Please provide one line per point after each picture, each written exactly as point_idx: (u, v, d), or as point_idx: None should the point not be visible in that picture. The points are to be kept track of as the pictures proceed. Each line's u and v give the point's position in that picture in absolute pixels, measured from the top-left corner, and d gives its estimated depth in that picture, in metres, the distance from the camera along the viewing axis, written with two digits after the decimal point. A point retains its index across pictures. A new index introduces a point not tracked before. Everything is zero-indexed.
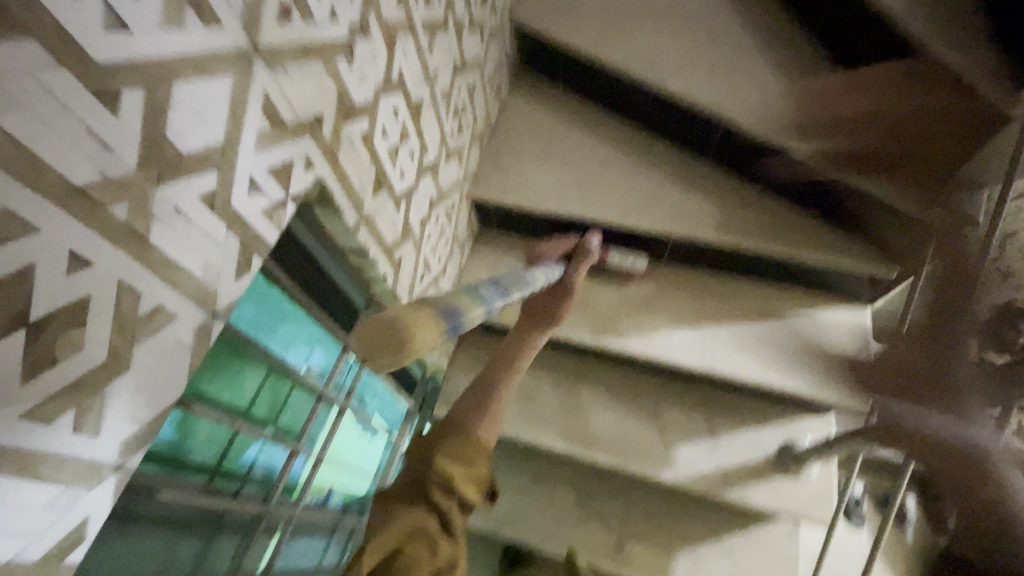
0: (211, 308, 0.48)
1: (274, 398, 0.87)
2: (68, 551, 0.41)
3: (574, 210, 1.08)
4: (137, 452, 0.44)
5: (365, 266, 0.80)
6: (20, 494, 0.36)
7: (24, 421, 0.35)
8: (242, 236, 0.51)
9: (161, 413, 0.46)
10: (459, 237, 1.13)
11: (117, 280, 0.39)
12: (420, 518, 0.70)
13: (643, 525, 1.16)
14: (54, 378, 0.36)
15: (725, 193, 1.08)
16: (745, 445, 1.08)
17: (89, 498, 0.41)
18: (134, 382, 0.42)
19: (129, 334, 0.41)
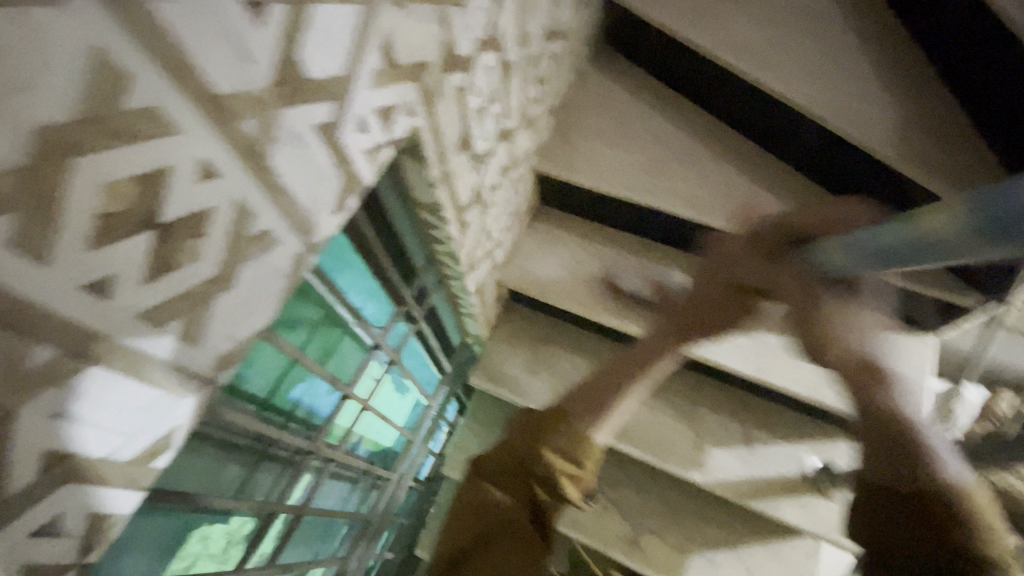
0: (308, 240, 0.48)
1: (324, 341, 0.87)
2: (156, 456, 0.41)
3: (643, 196, 1.05)
4: (226, 369, 0.45)
5: (437, 223, 0.79)
6: (124, 392, 0.36)
7: (138, 323, 0.35)
8: (345, 172, 0.50)
9: (251, 336, 0.46)
10: (519, 209, 1.12)
11: (237, 198, 0.39)
12: (514, 508, 0.65)
13: (661, 521, 1.16)
14: (170, 284, 0.37)
15: (801, 199, 1.04)
16: (783, 459, 1.07)
17: (181, 408, 0.41)
18: (235, 301, 0.42)
19: (237, 253, 0.41)
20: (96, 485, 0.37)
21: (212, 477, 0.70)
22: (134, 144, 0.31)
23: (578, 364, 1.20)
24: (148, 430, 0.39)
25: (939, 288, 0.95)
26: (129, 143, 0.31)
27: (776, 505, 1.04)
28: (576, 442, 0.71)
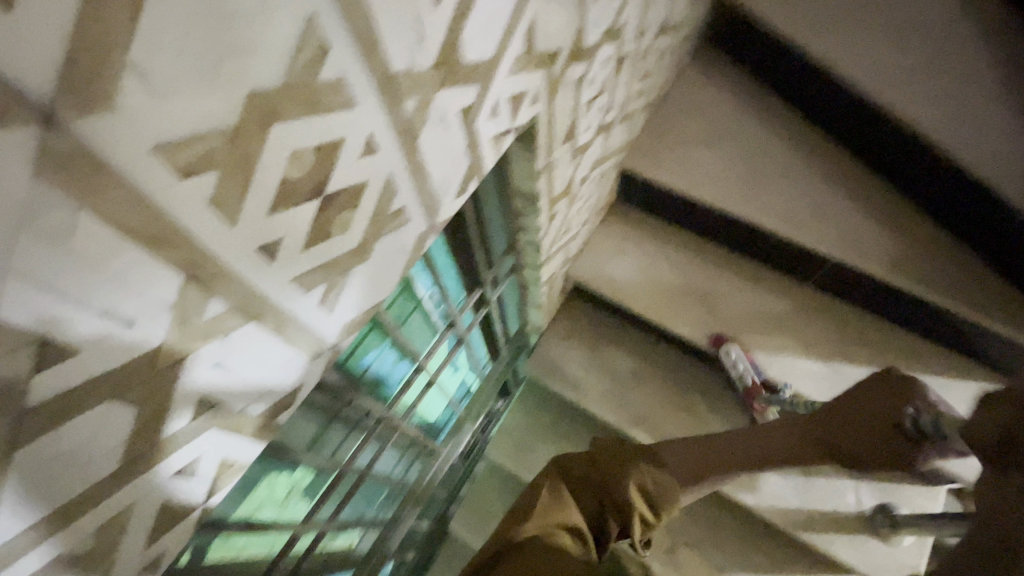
0: (431, 220, 0.49)
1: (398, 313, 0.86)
2: (278, 413, 0.43)
3: (732, 206, 1.02)
4: (346, 338, 0.46)
5: (528, 212, 0.79)
6: (268, 350, 0.38)
7: (290, 285, 0.37)
8: (472, 156, 0.50)
9: (371, 308, 0.47)
10: (599, 205, 1.10)
11: (387, 173, 0.40)
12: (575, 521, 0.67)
13: (700, 537, 1.15)
14: (321, 252, 0.38)
15: (901, 230, 0.99)
16: (837, 493, 1.03)
17: (307, 370, 0.43)
18: (368, 273, 0.43)
19: (377, 227, 0.42)
20: (230, 433, 0.39)
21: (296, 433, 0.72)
22: (320, 115, 0.32)
23: (636, 368, 1.18)
24: (279, 388, 0.41)
25: None
26: (317, 114, 0.31)
27: (830, 541, 1.00)
28: (663, 488, 0.73)
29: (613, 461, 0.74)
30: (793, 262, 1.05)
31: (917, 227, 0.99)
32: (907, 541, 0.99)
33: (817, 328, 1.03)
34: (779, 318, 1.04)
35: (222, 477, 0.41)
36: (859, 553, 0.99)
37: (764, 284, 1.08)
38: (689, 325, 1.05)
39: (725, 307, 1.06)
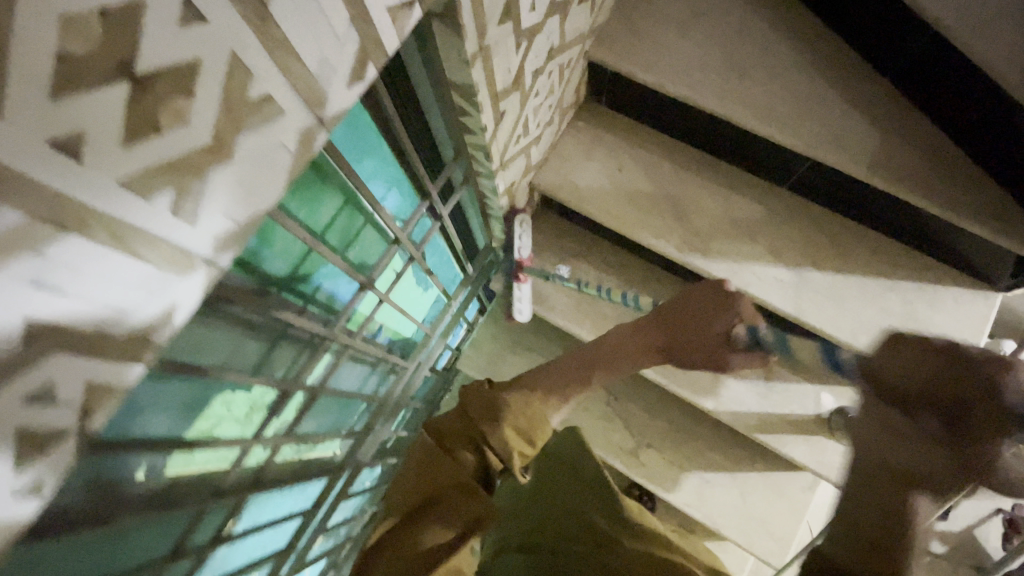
0: (319, 114, 0.42)
1: (345, 231, 0.84)
2: (156, 334, 0.39)
3: (708, 100, 0.92)
4: (228, 252, 0.41)
5: (469, 111, 0.71)
6: (113, 264, 0.34)
7: (120, 190, 0.32)
8: (364, 34, 0.42)
9: (256, 218, 0.42)
10: (564, 104, 1.00)
11: (230, 51, 0.33)
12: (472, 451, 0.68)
13: (664, 439, 1.19)
14: (158, 150, 0.32)
15: (888, 123, 0.91)
16: (800, 399, 1.03)
17: (180, 286, 0.39)
18: (234, 177, 0.38)
19: (234, 120, 0.36)
20: (92, 357, 0.36)
21: (226, 348, 0.70)
22: None
23: (604, 280, 1.15)
24: (144, 308, 0.37)
25: None
26: None
27: (784, 442, 1.04)
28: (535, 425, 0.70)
29: (481, 404, 0.69)
30: (768, 163, 1.00)
31: (907, 122, 0.91)
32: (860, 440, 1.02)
33: (790, 235, 0.99)
34: (751, 223, 1.00)
35: (100, 402, 0.38)
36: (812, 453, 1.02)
37: (739, 190, 1.02)
38: (658, 235, 1.01)
39: (696, 214, 1.01)
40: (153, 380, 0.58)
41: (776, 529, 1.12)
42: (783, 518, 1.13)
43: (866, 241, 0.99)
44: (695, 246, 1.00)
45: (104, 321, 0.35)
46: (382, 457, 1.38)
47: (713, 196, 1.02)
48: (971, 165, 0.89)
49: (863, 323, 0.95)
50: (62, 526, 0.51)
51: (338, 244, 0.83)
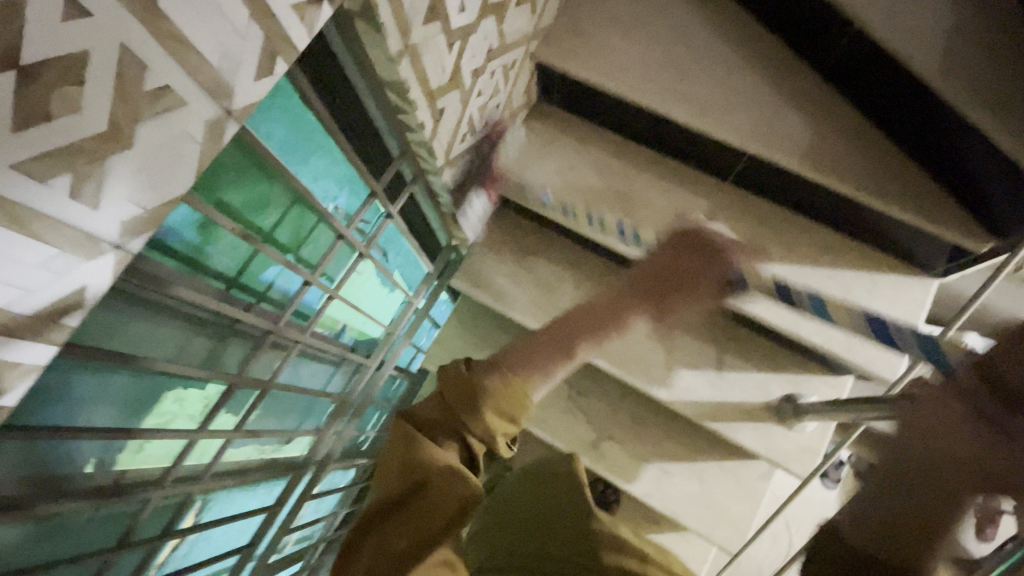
0: (226, 105, 0.45)
1: (297, 229, 0.86)
2: (65, 314, 0.41)
3: (649, 97, 0.95)
4: (139, 236, 0.43)
5: (404, 108, 0.73)
6: (14, 245, 0.35)
7: (16, 174, 0.33)
8: (268, 30, 0.45)
9: (166, 204, 0.44)
10: (512, 104, 1.04)
11: (121, 44, 0.35)
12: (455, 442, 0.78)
13: (625, 430, 1.21)
14: (51, 136, 0.34)
15: (823, 117, 0.95)
16: (751, 388, 1.07)
17: (88, 269, 0.40)
18: (138, 164, 0.40)
19: (131, 108, 0.38)
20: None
21: (171, 343, 0.72)
22: None
23: (561, 276, 1.18)
24: (51, 291, 0.39)
25: (958, 234, 0.87)
26: None
27: (735, 429, 1.05)
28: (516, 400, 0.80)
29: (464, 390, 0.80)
30: (714, 157, 1.04)
31: (840, 116, 0.95)
32: (809, 425, 1.05)
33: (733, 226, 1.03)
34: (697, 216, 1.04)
35: (7, 383, 0.40)
36: (763, 439, 1.05)
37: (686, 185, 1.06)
38: (608, 231, 1.04)
39: (643, 209, 1.05)
40: (83, 366, 0.60)
41: (734, 518, 1.14)
42: (741, 506, 1.15)
43: (807, 231, 1.02)
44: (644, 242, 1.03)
45: (8, 300, 0.36)
46: (351, 457, 1.39)
47: (660, 191, 1.06)
48: (902, 156, 0.93)
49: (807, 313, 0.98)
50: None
51: (289, 242, 0.86)
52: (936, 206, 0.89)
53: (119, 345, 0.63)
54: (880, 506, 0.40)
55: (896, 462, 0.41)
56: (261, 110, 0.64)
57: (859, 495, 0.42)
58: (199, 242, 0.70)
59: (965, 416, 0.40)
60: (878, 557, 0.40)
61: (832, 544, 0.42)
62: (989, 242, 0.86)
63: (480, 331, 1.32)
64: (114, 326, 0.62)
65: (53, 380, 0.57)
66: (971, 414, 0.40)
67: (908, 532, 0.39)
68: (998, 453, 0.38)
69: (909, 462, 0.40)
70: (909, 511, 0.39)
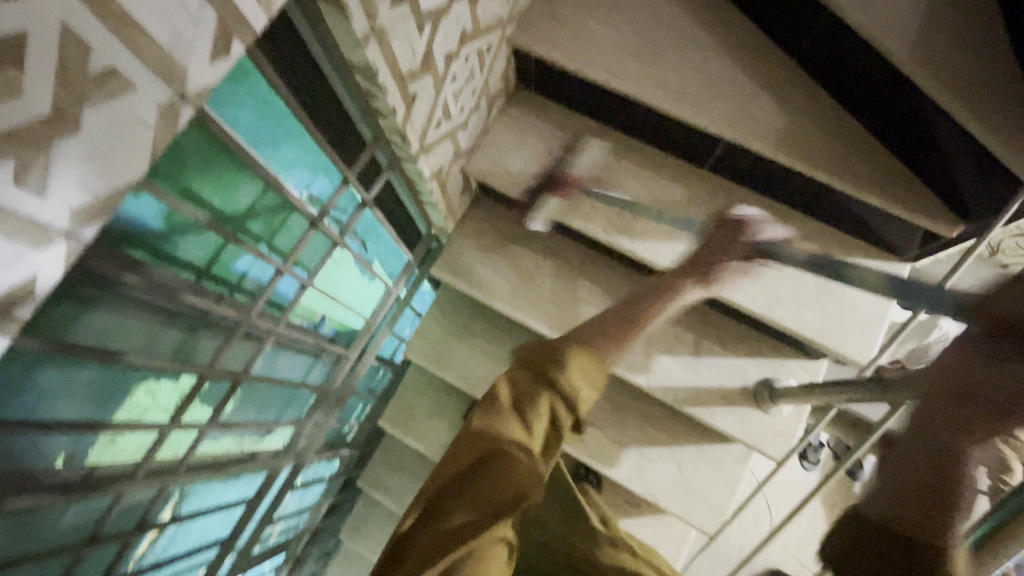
0: (179, 88, 0.43)
1: (270, 218, 0.84)
2: (18, 304, 0.40)
3: (626, 83, 0.95)
4: (92, 225, 0.42)
5: (375, 93, 0.72)
6: None
7: None
8: (222, 10, 0.43)
9: (119, 191, 0.43)
10: (489, 90, 1.02)
11: (59, 23, 0.34)
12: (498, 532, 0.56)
13: (606, 417, 1.22)
14: None
15: (798, 102, 0.95)
16: (727, 372, 1.09)
17: (37, 257, 0.39)
18: (86, 150, 0.39)
19: (75, 90, 0.37)
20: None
21: (140, 335, 0.71)
22: None
23: (541, 263, 1.17)
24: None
25: (928, 218, 0.88)
26: None
27: (712, 413, 1.06)
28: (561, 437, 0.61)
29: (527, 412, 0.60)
30: (692, 143, 1.04)
31: (814, 101, 0.96)
32: (785, 408, 1.06)
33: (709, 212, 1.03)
34: (674, 202, 1.04)
35: None
36: (740, 424, 1.06)
37: (663, 172, 1.06)
38: (586, 218, 1.04)
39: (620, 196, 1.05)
40: (45, 359, 0.59)
41: (712, 500, 1.16)
42: (718, 488, 1.17)
43: (782, 217, 1.03)
44: (622, 229, 1.04)
45: None
46: (334, 448, 1.38)
47: (638, 179, 1.05)
48: (875, 141, 0.93)
49: (783, 296, 0.98)
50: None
51: (262, 231, 0.84)
52: (907, 191, 0.90)
53: (84, 338, 0.62)
54: (900, 488, 0.39)
55: (912, 430, 0.39)
56: (223, 95, 0.63)
57: (890, 468, 0.40)
58: (166, 232, 0.68)
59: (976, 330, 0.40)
60: (901, 528, 0.38)
61: (861, 530, 0.40)
62: (958, 226, 0.87)
63: (460, 320, 1.31)
64: (78, 318, 0.61)
65: (14, 374, 0.56)
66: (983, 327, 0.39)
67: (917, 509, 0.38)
68: (1008, 371, 0.37)
69: (926, 453, 0.38)
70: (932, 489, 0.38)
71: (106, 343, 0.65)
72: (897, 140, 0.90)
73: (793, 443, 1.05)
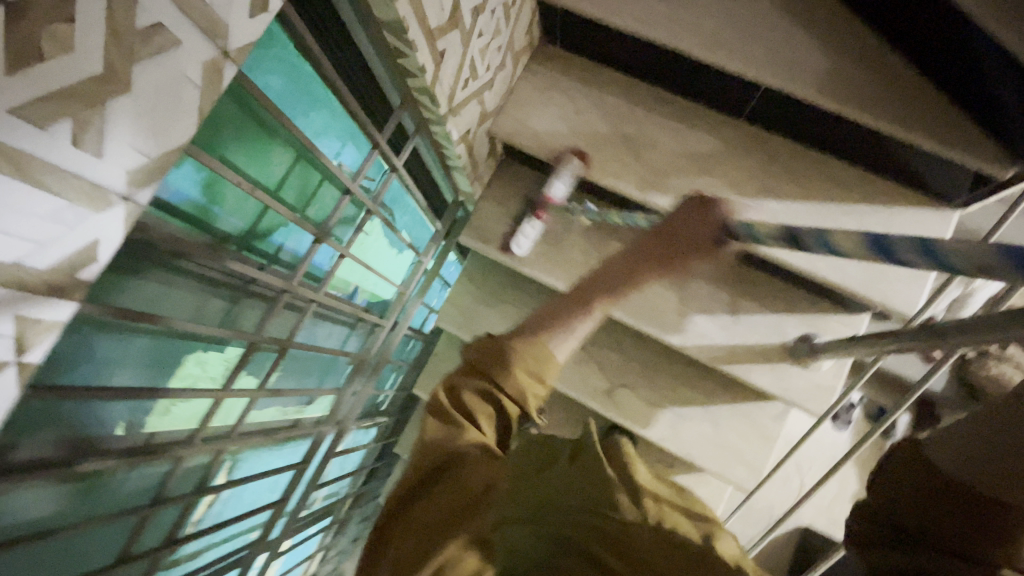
0: (221, 44, 0.43)
1: (302, 187, 0.84)
2: (81, 268, 0.40)
3: (657, 30, 0.91)
4: (147, 188, 0.42)
5: (404, 51, 0.70)
6: (21, 196, 0.34)
7: (15, 121, 0.32)
8: None
9: (170, 153, 0.43)
10: (514, 47, 0.99)
11: None
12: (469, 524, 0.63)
13: (639, 378, 1.22)
14: (45, 77, 0.33)
15: (842, 41, 0.90)
16: (765, 329, 1.07)
17: (97, 220, 0.39)
18: (136, 110, 0.39)
19: (124, 47, 0.36)
20: (12, 292, 0.36)
21: (189, 304, 0.72)
22: None
23: (571, 226, 1.16)
24: (64, 241, 0.38)
25: (979, 160, 0.84)
26: None
27: (750, 370, 1.06)
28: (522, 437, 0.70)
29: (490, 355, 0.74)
30: (728, 91, 1.00)
31: (859, 41, 0.91)
32: (825, 363, 1.05)
33: (745, 166, 1.00)
34: (709, 156, 1.01)
35: (32, 337, 0.39)
36: (780, 380, 1.05)
37: (695, 125, 1.03)
38: (617, 175, 1.02)
39: (653, 151, 1.02)
40: (104, 328, 0.61)
41: (748, 458, 1.16)
42: (754, 446, 1.17)
43: (822, 166, 0.99)
44: (655, 184, 1.01)
45: (21, 254, 0.36)
46: (371, 416, 1.42)
47: (669, 132, 1.02)
48: (924, 82, 0.88)
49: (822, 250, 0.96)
50: (33, 466, 0.55)
51: (296, 200, 0.84)
52: (960, 132, 0.85)
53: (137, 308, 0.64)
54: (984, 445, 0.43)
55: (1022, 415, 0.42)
56: (255, 59, 0.62)
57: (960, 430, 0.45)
58: (205, 202, 0.69)
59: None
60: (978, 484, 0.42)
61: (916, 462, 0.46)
62: (1014, 167, 0.83)
63: (490, 287, 1.31)
64: (134, 287, 0.62)
65: (74, 343, 0.58)
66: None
67: (1000, 473, 0.42)
68: None
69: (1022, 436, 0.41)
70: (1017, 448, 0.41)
71: (157, 312, 0.66)
72: (945, 77, 0.86)
73: (833, 400, 1.04)
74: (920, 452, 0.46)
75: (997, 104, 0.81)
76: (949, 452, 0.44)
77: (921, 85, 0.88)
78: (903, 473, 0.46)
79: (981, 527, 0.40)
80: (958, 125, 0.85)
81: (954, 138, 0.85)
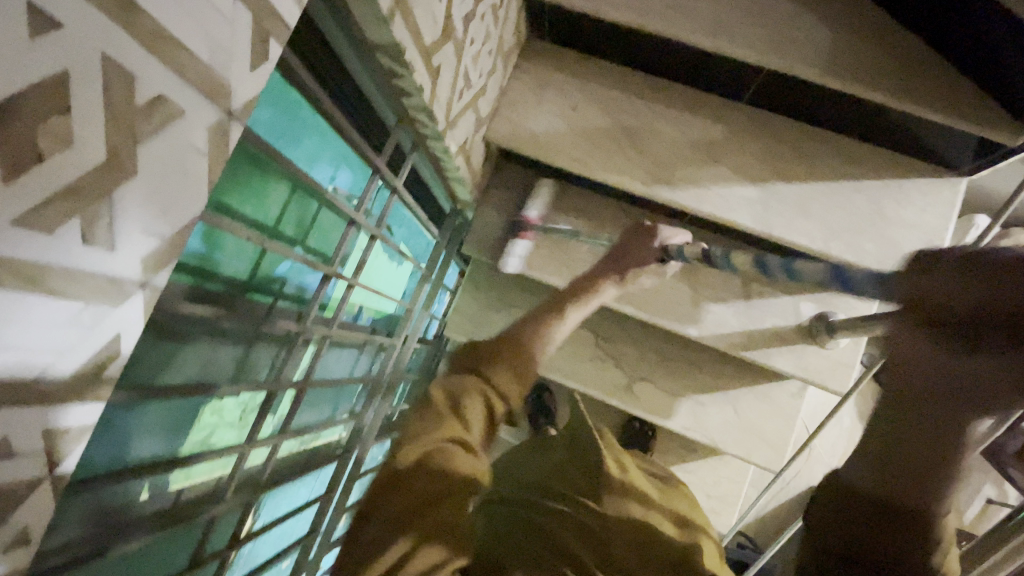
0: (224, 105, 0.39)
1: (300, 218, 0.80)
2: (106, 366, 0.37)
3: (653, 20, 0.88)
4: (163, 269, 0.39)
5: (400, 72, 0.66)
6: (37, 309, 0.31)
7: (19, 232, 0.29)
8: (252, 6, 0.38)
9: (183, 229, 0.39)
10: (504, 47, 0.95)
11: (100, 55, 0.30)
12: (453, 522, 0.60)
13: (656, 369, 1.22)
14: (48, 178, 0.29)
15: (842, 15, 0.88)
16: (780, 311, 1.07)
17: (117, 315, 0.36)
18: (145, 193, 0.35)
19: (126, 128, 0.33)
20: (39, 408, 0.33)
21: (202, 361, 0.69)
22: None
23: (576, 226, 1.13)
24: (87, 343, 0.35)
25: (989, 130, 0.84)
26: None
27: (769, 354, 1.06)
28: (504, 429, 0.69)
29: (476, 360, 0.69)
30: (727, 75, 0.98)
31: (858, 12, 0.88)
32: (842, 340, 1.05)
33: (750, 150, 0.99)
34: (713, 143, 1.00)
35: (63, 446, 0.36)
36: (798, 361, 1.06)
37: (696, 112, 1.01)
38: (621, 172, 0.99)
39: (656, 144, 1.00)
40: (128, 407, 0.57)
41: (771, 437, 1.17)
42: (776, 425, 1.18)
43: (826, 144, 0.99)
44: (661, 178, 0.99)
45: (44, 368, 0.33)
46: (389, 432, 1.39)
47: (670, 123, 1.00)
48: (927, 50, 0.87)
49: (835, 229, 0.96)
50: (71, 559, 0.52)
51: (295, 234, 0.80)
52: (969, 103, 0.84)
53: (155, 379, 0.60)
54: (882, 471, 0.46)
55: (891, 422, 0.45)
56: None
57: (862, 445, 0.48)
58: (208, 252, 0.65)
59: (934, 350, 0.42)
60: (874, 501, 0.46)
61: (849, 503, 0.48)
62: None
63: (497, 293, 1.29)
64: (150, 358, 0.58)
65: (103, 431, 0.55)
66: (937, 347, 0.42)
67: (908, 485, 0.45)
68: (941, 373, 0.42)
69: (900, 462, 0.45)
70: (905, 467, 0.44)
71: (172, 376, 0.63)
72: (948, 45, 0.84)
73: (853, 375, 1.05)
74: (838, 482, 0.50)
75: (1004, 70, 0.80)
76: (851, 478, 0.48)
77: (922, 55, 0.87)
78: (829, 507, 0.50)
79: (884, 539, 0.46)
80: (964, 94, 0.84)
81: (963, 108, 0.84)
